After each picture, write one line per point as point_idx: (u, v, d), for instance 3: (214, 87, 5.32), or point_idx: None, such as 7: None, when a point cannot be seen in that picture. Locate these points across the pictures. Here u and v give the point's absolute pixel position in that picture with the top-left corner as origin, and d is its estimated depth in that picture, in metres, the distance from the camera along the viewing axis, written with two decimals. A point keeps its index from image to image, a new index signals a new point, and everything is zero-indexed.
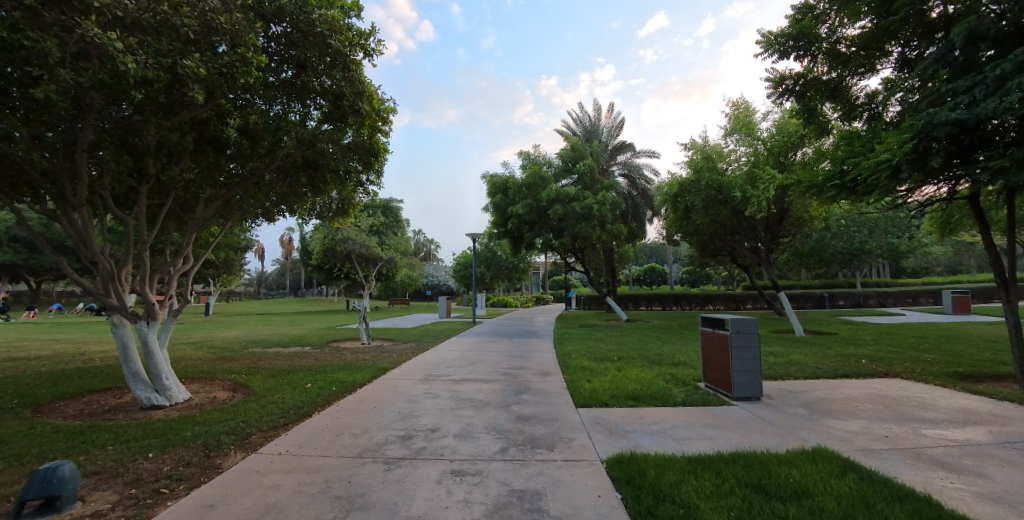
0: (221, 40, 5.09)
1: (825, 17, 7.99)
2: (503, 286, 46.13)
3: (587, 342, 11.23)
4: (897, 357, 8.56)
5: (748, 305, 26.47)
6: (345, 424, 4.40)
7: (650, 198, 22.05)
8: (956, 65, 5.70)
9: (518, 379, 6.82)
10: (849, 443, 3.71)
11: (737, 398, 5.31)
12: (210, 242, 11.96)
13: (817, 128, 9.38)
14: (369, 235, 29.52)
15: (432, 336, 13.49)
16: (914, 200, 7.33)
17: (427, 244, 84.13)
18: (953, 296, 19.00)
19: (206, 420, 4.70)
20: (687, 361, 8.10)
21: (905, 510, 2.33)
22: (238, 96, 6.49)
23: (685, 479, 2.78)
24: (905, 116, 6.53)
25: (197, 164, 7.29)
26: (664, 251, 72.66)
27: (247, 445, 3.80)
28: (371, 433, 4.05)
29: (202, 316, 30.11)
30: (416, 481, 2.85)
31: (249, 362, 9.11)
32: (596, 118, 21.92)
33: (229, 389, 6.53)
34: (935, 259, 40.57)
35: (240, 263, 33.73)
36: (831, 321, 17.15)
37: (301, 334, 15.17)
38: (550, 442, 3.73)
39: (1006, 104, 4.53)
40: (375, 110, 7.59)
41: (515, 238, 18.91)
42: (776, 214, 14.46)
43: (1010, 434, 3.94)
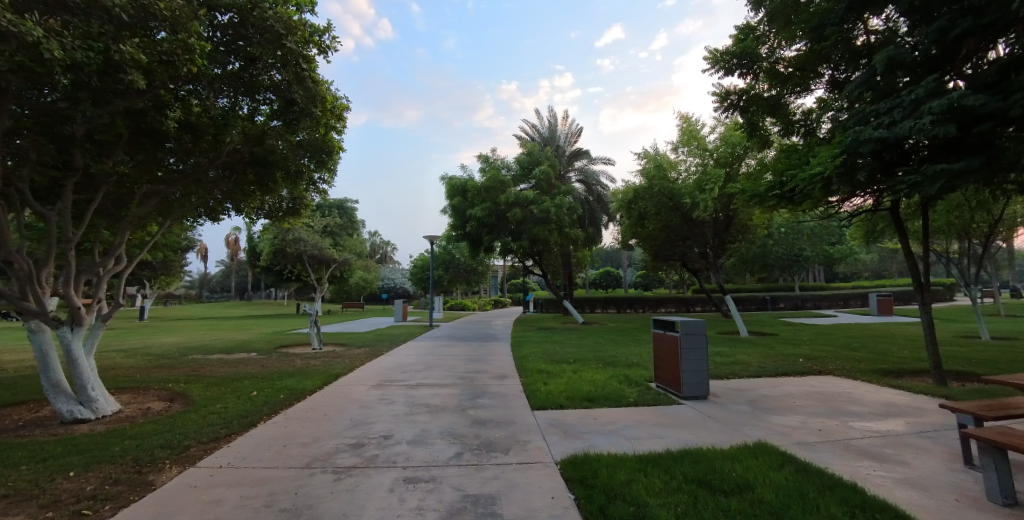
0: (160, 26, 4.79)
1: (765, 38, 8.53)
2: (461, 289, 45.80)
3: (544, 345, 11.36)
4: (831, 355, 9.23)
5: (697, 307, 27.75)
6: (294, 433, 4.21)
7: (606, 204, 22.60)
8: (877, 89, 6.23)
9: (475, 382, 6.79)
10: (788, 437, 3.94)
11: (686, 397, 5.53)
12: (145, 240, 11.16)
13: (760, 140, 10.01)
14: (322, 236, 28.52)
15: (388, 340, 13.19)
16: (844, 210, 7.88)
17: (384, 245, 82.23)
18: (878, 298, 20.73)
19: (137, 433, 4.34)
20: (640, 362, 8.34)
21: (834, 497, 2.51)
22: (180, 86, 5.96)
23: (635, 477, 2.85)
24: (835, 134, 7.06)
25: (133, 156, 6.78)
26: (619, 254, 74.83)
27: (185, 458, 3.56)
28: (321, 441, 3.89)
29: (136, 321, 27.91)
30: (367, 489, 2.77)
31: (190, 370, 8.54)
32: (553, 125, 22.28)
33: (166, 399, 6.09)
34: (863, 264, 44.08)
35: (180, 263, 31.58)
36: (772, 321, 18.99)
37: (245, 340, 14.40)
38: (505, 445, 3.73)
39: (920, 125, 5.01)
40: (330, 108, 7.43)
41: (473, 241, 18.86)
42: (723, 220, 15.21)
43: (924, 424, 4.33)
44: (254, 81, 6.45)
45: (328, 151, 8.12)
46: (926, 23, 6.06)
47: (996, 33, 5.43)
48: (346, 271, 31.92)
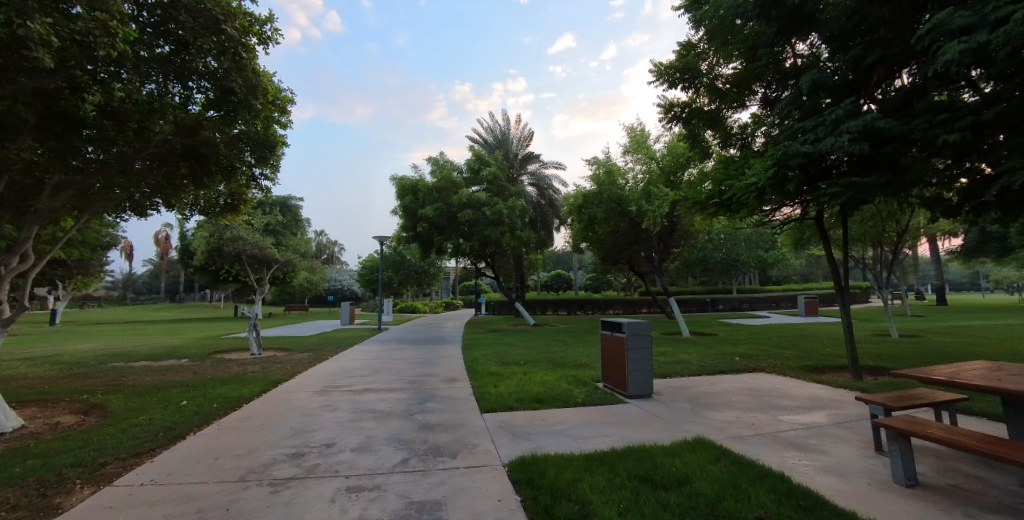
0: (75, 2, 4.43)
1: (705, 55, 9.05)
2: (413, 291, 44.86)
3: (495, 347, 11.35)
4: (763, 354, 9.87)
5: (644, 309, 28.78)
6: (228, 444, 3.94)
7: (557, 208, 22.99)
8: (803, 108, 6.77)
9: (425, 386, 6.66)
10: (724, 432, 4.17)
11: (632, 395, 5.71)
12: (55, 236, 10.13)
13: (700, 151, 10.58)
14: (263, 235, 27.04)
15: (333, 344, 12.69)
16: (776, 219, 8.47)
17: (331, 245, 78.97)
18: (805, 300, 22.45)
19: (42, 451, 3.90)
20: (588, 363, 8.52)
21: (763, 487, 2.68)
22: (99, 68, 5.52)
23: (581, 476, 2.91)
24: (768, 149, 7.59)
25: (44, 143, 6.15)
26: (570, 258, 76.43)
27: (100, 477, 3.24)
28: (257, 453, 3.67)
29: (46, 326, 25.07)
30: (306, 501, 2.64)
31: (109, 379, 7.80)
32: (506, 128, 22.46)
33: (79, 412, 5.52)
34: (792, 269, 47.66)
35: (100, 262, 28.79)
36: (711, 321, 20.51)
37: (173, 345, 13.32)
38: (454, 449, 3.68)
39: (840, 142, 5.51)
40: (270, 101, 7.17)
41: (425, 242, 18.59)
42: (668, 227, 15.88)
43: (843, 415, 4.73)
44: (186, 67, 6.08)
45: (271, 147, 7.74)
46: (843, 51, 6.71)
47: (901, 64, 6.10)
48: (289, 272, 30.36)
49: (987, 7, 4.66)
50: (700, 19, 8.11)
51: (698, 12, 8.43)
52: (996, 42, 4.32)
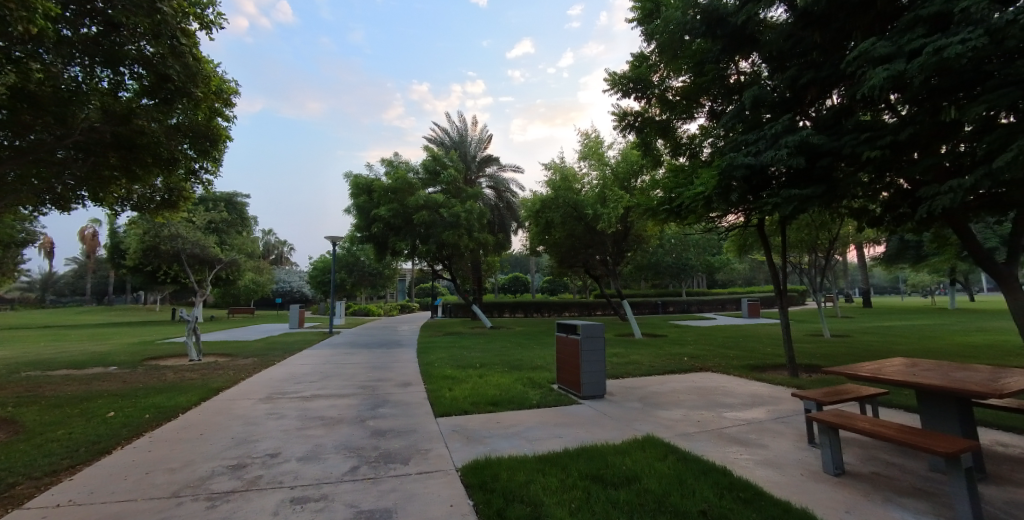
0: None
1: (656, 67, 9.28)
2: (368, 293, 43.66)
3: (450, 350, 11.24)
4: (709, 354, 10.32)
5: (598, 311, 29.42)
6: (161, 458, 3.67)
7: (515, 211, 23.13)
8: (746, 121, 7.21)
9: (377, 391, 6.49)
10: (672, 429, 4.33)
11: (585, 396, 5.83)
12: None
13: (652, 159, 10.93)
14: (205, 233, 25.45)
15: (280, 349, 12.09)
16: (722, 225, 8.91)
17: (280, 245, 75.22)
18: (749, 303, 23.75)
19: None
20: (543, 365, 8.61)
21: (707, 482, 2.80)
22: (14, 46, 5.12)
23: (534, 477, 2.93)
24: (714, 159, 8.00)
25: None
26: (527, 260, 77.06)
27: (9, 499, 2.93)
28: (194, 465, 3.44)
29: None
30: (246, 516, 2.49)
31: (20, 390, 7.06)
32: (464, 130, 22.38)
33: None
34: (736, 273, 50.47)
35: (13, 261, 25.99)
36: (661, 321, 22.41)
37: (97, 352, 12.22)
38: (406, 455, 3.61)
39: (779, 155, 5.92)
40: (212, 90, 6.99)
41: (379, 243, 18.14)
42: (621, 232, 16.31)
43: (780, 410, 5.04)
44: (116, 51, 5.72)
45: (214, 140, 7.41)
46: (781, 71, 7.22)
47: (831, 86, 6.66)
48: (234, 272, 28.69)
49: (903, 39, 5.19)
50: (651, 32, 8.37)
51: (650, 25, 8.67)
52: (912, 71, 4.81)
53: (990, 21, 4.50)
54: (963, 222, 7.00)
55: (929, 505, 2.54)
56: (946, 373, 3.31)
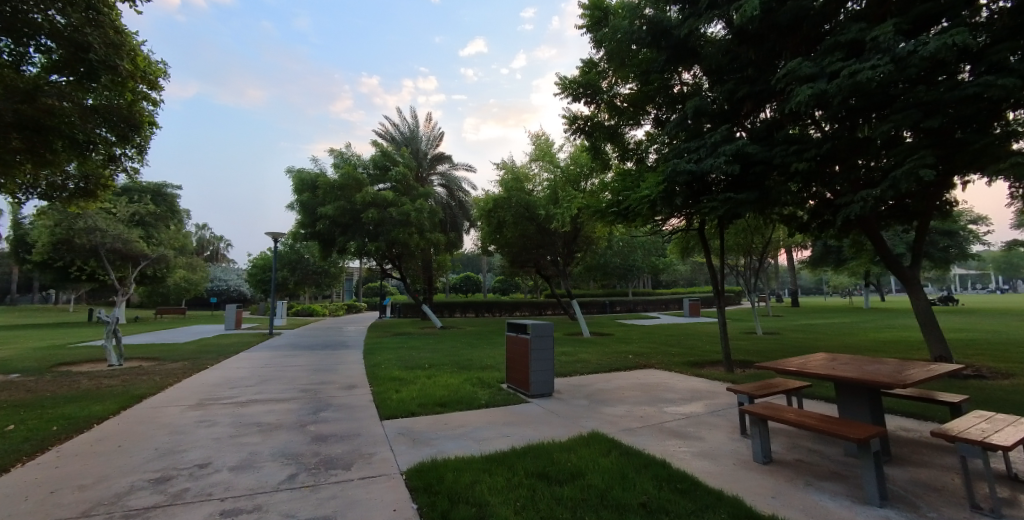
0: None
1: (605, 74, 9.47)
2: (313, 292, 41.85)
3: (399, 351, 11.01)
4: (653, 351, 10.77)
5: (549, 311, 29.89)
6: (72, 474, 3.34)
7: (467, 210, 23.03)
8: (688, 130, 7.62)
9: (320, 395, 6.25)
10: (616, 425, 4.48)
11: (533, 395, 5.91)
12: None
13: (601, 163, 11.18)
14: (128, 226, 23.35)
15: (214, 352, 11.33)
16: (665, 229, 9.27)
17: (216, 241, 70.27)
18: (690, 303, 25.01)
19: None
20: (493, 365, 8.64)
21: (647, 474, 2.92)
22: None
23: (480, 478, 2.93)
24: (659, 164, 8.33)
25: None
26: (480, 260, 76.89)
27: None
28: (110, 481, 3.16)
29: None
30: None
31: None
32: (416, 127, 22.05)
33: None
34: (679, 274, 53.01)
35: None
36: (609, 321, 22.66)
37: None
38: (348, 460, 3.50)
39: (718, 163, 6.32)
40: (137, 69, 6.65)
41: (325, 241, 17.42)
42: (572, 233, 16.65)
43: (715, 404, 5.35)
44: (18, 20, 5.33)
45: (137, 127, 6.85)
46: (719, 85, 7.70)
47: (764, 101, 7.21)
48: (162, 270, 26.51)
49: (824, 62, 5.75)
50: (600, 40, 8.51)
51: (599, 33, 8.82)
52: (832, 90, 5.34)
53: (895, 50, 5.10)
54: (875, 230, 7.75)
55: (843, 487, 2.79)
56: (859, 366, 3.65)
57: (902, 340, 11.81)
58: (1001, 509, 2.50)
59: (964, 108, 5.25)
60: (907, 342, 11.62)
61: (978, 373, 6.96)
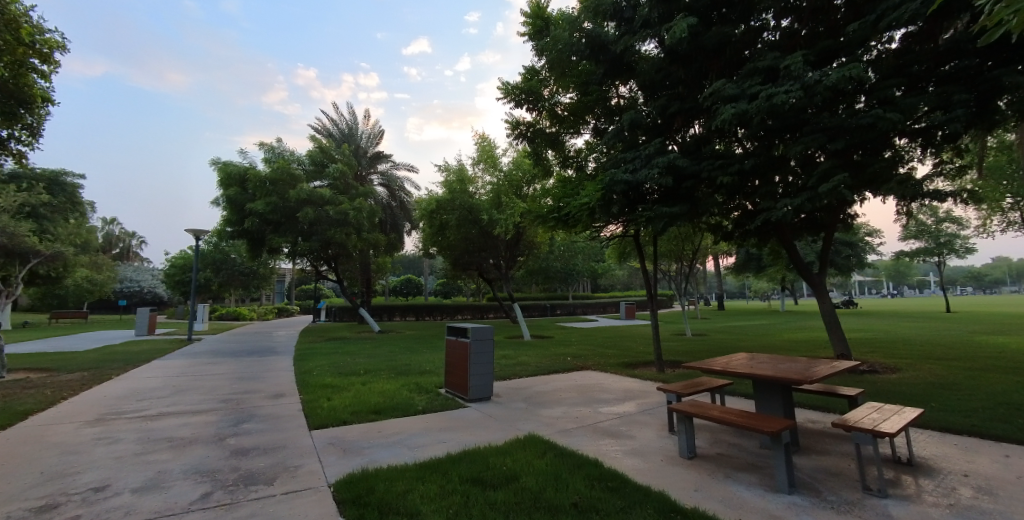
0: None
1: (546, 82, 9.60)
2: (241, 294, 39.05)
3: (332, 356, 10.57)
4: (590, 354, 11.11)
5: (491, 314, 29.96)
6: None
7: (408, 211, 22.51)
8: (625, 141, 7.98)
9: (243, 405, 5.87)
10: (552, 427, 4.59)
11: (472, 399, 5.91)
12: None
13: (543, 168, 11.30)
14: (14, 219, 20.52)
15: (119, 361, 10.25)
16: (604, 235, 9.56)
17: (128, 236, 63.48)
18: (626, 306, 26.14)
19: None
20: (432, 369, 8.53)
21: (580, 474, 3.03)
22: None
23: (412, 486, 2.89)
24: (597, 173, 8.59)
25: None
26: (422, 263, 75.73)
27: None
28: None
29: None
30: None
31: None
32: (355, 123, 21.41)
33: None
34: (618, 278, 55.13)
35: None
36: (549, 324, 23.15)
37: None
38: (271, 474, 3.33)
39: (652, 174, 6.67)
40: (23, 41, 5.87)
41: (254, 239, 16.30)
42: (514, 237, 16.81)
43: (646, 403, 5.63)
44: None
45: (27, 103, 6.30)
46: (652, 100, 8.12)
47: (693, 117, 7.72)
48: (57, 268, 23.50)
49: (745, 85, 6.28)
50: (541, 48, 8.59)
51: (540, 42, 8.91)
52: (752, 111, 5.83)
53: (804, 78, 5.67)
54: (790, 240, 8.50)
55: (757, 477, 3.03)
56: (773, 365, 3.99)
57: (810, 340, 13.09)
58: (887, 489, 2.84)
59: (861, 133, 5.95)
60: (814, 341, 12.88)
61: (872, 368, 7.82)
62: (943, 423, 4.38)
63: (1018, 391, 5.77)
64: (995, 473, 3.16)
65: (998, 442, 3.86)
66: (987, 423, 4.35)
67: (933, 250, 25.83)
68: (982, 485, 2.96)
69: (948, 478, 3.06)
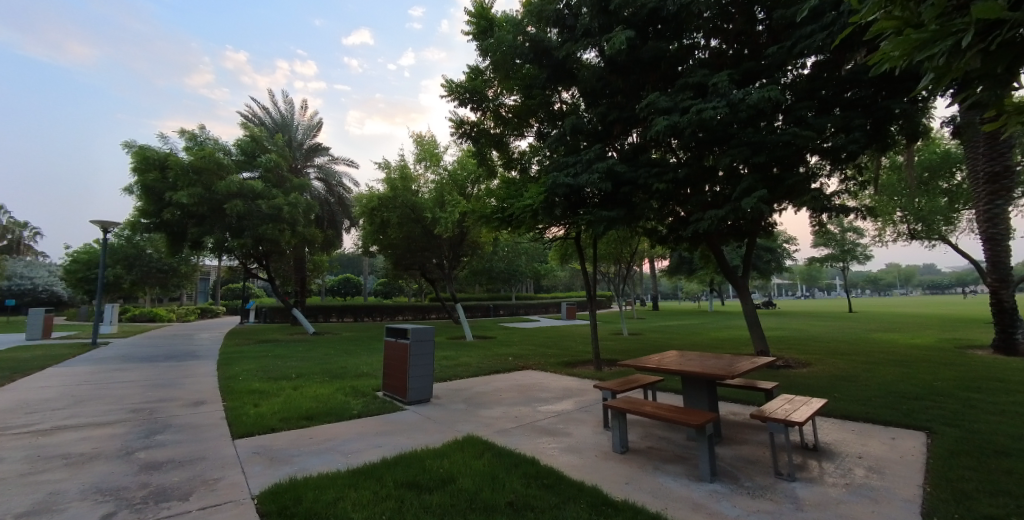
0: None
1: (490, 83, 9.47)
2: (157, 293, 35.51)
3: (261, 360, 9.96)
4: (531, 354, 11.25)
5: (433, 315, 29.55)
6: None
7: (348, 207, 21.57)
8: (567, 145, 8.20)
9: (156, 415, 5.40)
10: (491, 427, 4.64)
11: (410, 402, 5.83)
12: None
13: (487, 169, 11.19)
14: None
15: (4, 369, 9.02)
16: (547, 236, 9.72)
17: (18, 227, 55.74)
18: (567, 306, 26.80)
19: None
20: (370, 372, 8.29)
21: (516, 473, 3.09)
22: None
23: (344, 494, 2.82)
24: (540, 176, 8.71)
25: None
26: (361, 261, 73.18)
27: None
28: None
29: None
30: None
31: None
32: (290, 113, 20.31)
33: None
34: (561, 278, 56.27)
35: None
36: (492, 324, 23.17)
37: None
38: (187, 489, 3.11)
39: (592, 179, 6.92)
40: None
41: (173, 233, 14.95)
42: (457, 237, 16.66)
43: (583, 401, 5.83)
44: None
45: None
46: (593, 107, 8.40)
47: (631, 126, 8.09)
48: None
49: (677, 98, 6.67)
50: (485, 49, 8.53)
51: (484, 42, 8.81)
52: (683, 123, 6.25)
53: (730, 95, 6.14)
54: (717, 245, 9.11)
55: (683, 468, 3.24)
56: (701, 361, 4.27)
57: (732, 338, 14.14)
58: (795, 473, 3.14)
59: (778, 150, 6.53)
60: (737, 339, 13.91)
61: (787, 363, 8.58)
62: (843, 411, 4.91)
63: (903, 381, 6.59)
64: (882, 453, 3.60)
65: (888, 427, 4.40)
66: (877, 410, 4.93)
67: (838, 256, 28.71)
68: (872, 464, 3.35)
69: (845, 460, 3.44)
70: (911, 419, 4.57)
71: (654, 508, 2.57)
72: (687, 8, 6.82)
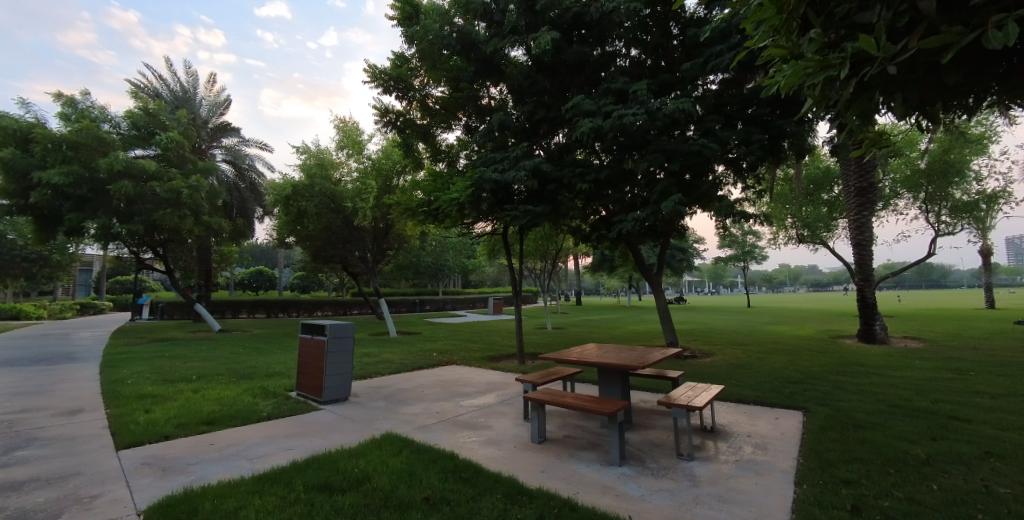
0: None
1: (416, 72, 9.20)
2: (20, 285, 30.38)
3: (153, 362, 8.98)
4: (456, 349, 11.24)
5: (354, 310, 28.49)
6: None
7: (260, 194, 19.94)
8: (495, 141, 8.20)
9: (15, 429, 4.70)
10: (412, 424, 4.63)
11: (326, 402, 5.61)
12: None
13: (413, 161, 10.80)
14: None
15: None
16: (474, 231, 9.67)
17: None
18: (495, 301, 27.13)
19: None
20: (282, 372, 7.83)
21: (433, 469, 3.13)
22: None
23: (247, 502, 2.69)
24: (467, 170, 8.64)
25: None
26: (276, 251, 67.98)
27: None
28: None
29: None
30: None
31: None
32: (192, 87, 18.25)
33: None
34: (491, 273, 56.59)
35: None
36: (418, 320, 22.76)
37: None
38: (56, 510, 2.78)
39: (518, 176, 7.01)
40: None
41: (42, 218, 12.85)
42: (382, 230, 16.10)
43: (505, 394, 5.99)
44: None
45: None
46: (521, 104, 8.48)
47: (557, 126, 8.30)
48: None
49: (601, 102, 6.93)
50: (411, 36, 8.24)
51: (409, 30, 8.48)
52: (606, 127, 6.52)
53: (648, 104, 6.52)
54: (635, 245, 9.68)
55: (595, 454, 3.47)
56: (617, 354, 4.55)
57: (644, 332, 15.17)
58: (693, 453, 3.49)
59: (690, 158, 7.07)
60: (651, 332, 14.94)
61: (693, 353, 9.40)
62: (737, 395, 5.52)
63: (785, 368, 7.52)
64: (767, 431, 4.11)
65: (773, 407, 5.02)
66: (765, 393, 5.60)
67: (740, 257, 31.75)
68: (758, 442, 3.82)
69: (737, 439, 3.88)
70: (791, 400, 5.24)
71: (566, 494, 2.73)
72: (609, 16, 7.10)
